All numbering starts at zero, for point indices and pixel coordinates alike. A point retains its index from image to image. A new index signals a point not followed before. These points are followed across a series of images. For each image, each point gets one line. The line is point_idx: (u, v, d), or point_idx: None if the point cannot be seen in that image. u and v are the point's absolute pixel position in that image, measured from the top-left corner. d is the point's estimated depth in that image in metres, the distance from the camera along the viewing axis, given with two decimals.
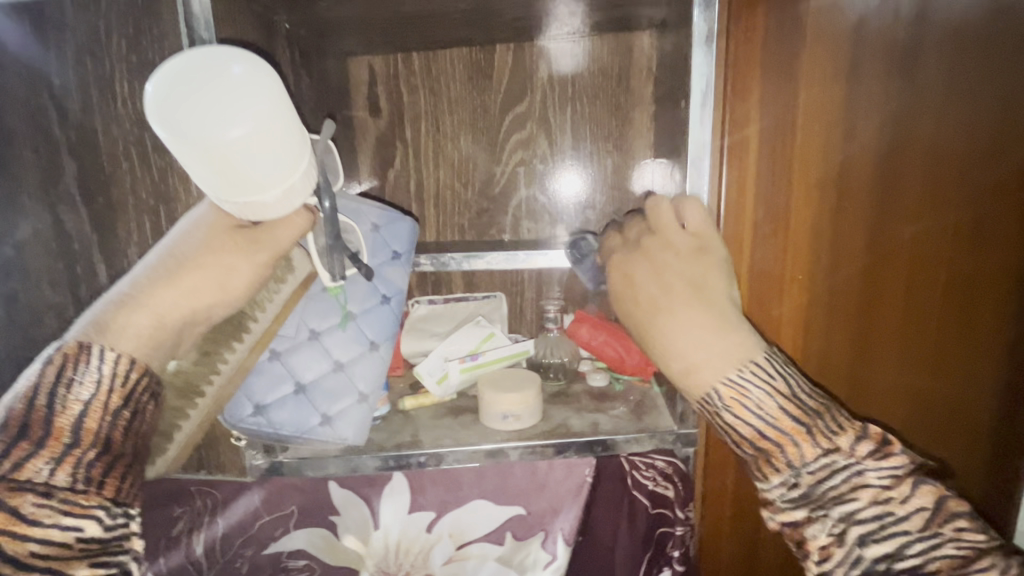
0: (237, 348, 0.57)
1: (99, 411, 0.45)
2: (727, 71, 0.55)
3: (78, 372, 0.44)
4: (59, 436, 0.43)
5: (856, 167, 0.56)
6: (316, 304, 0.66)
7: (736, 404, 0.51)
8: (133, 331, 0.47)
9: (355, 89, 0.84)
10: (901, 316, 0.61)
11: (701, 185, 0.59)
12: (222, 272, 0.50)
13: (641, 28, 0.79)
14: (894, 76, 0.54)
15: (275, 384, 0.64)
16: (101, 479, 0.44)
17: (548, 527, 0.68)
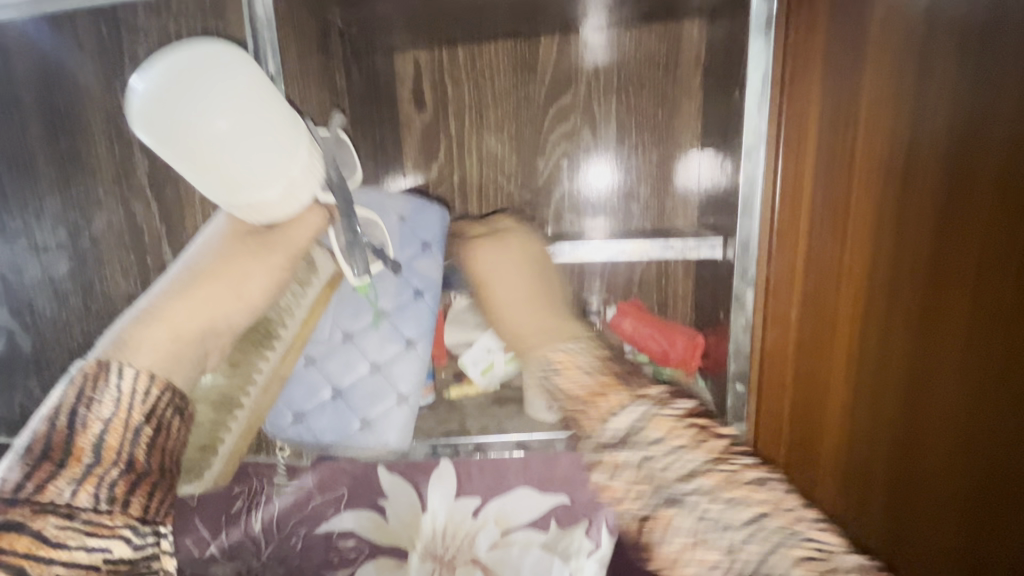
0: (270, 354, 0.59)
1: (120, 429, 0.42)
2: (788, 58, 0.53)
3: (99, 392, 0.43)
4: (83, 459, 0.40)
5: (922, 156, 0.54)
6: (345, 305, 0.66)
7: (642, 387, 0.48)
8: (150, 345, 0.46)
9: (400, 83, 0.86)
10: (966, 322, 0.57)
11: (757, 173, 0.57)
12: (222, 289, 0.49)
13: (691, 17, 0.77)
14: (966, 62, 0.52)
15: (310, 391, 0.65)
16: (127, 498, 0.40)
17: (592, 514, 0.70)
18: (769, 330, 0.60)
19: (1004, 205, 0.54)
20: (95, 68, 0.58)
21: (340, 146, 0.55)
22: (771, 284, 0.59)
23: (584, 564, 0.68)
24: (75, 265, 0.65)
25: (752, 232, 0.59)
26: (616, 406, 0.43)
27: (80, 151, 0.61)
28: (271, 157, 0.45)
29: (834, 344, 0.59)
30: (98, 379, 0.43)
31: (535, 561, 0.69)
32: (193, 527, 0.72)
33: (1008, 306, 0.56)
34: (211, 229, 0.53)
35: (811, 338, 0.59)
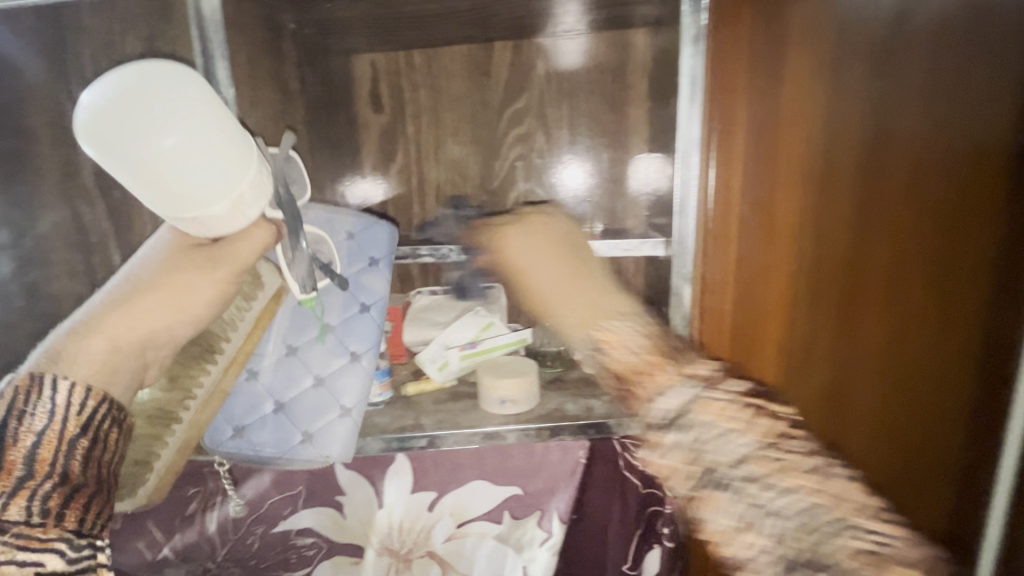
0: (212, 369, 0.59)
1: (56, 441, 0.42)
2: (716, 67, 0.59)
3: (31, 403, 0.42)
4: (15, 471, 0.39)
5: (837, 166, 0.57)
6: (294, 317, 0.66)
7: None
8: (87, 357, 0.46)
9: (357, 85, 0.86)
10: (881, 324, 0.58)
11: (692, 176, 0.63)
12: (160, 305, 0.50)
13: (636, 26, 0.81)
14: (871, 77, 0.54)
15: (253, 404, 0.66)
16: (60, 510, 0.39)
17: (544, 506, 0.72)
18: (706, 325, 0.65)
19: (919, 212, 0.54)
20: (46, 67, 0.57)
21: (290, 163, 0.56)
22: (707, 282, 0.65)
23: (537, 553, 0.72)
24: (16, 266, 0.62)
25: (687, 229, 0.65)
26: None
27: (19, 149, 0.59)
28: (191, 160, 0.43)
29: (766, 335, 0.63)
30: (33, 393, 0.43)
31: (490, 551, 0.71)
32: (145, 529, 0.71)
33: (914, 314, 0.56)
34: (154, 242, 0.53)
35: (745, 332, 0.64)
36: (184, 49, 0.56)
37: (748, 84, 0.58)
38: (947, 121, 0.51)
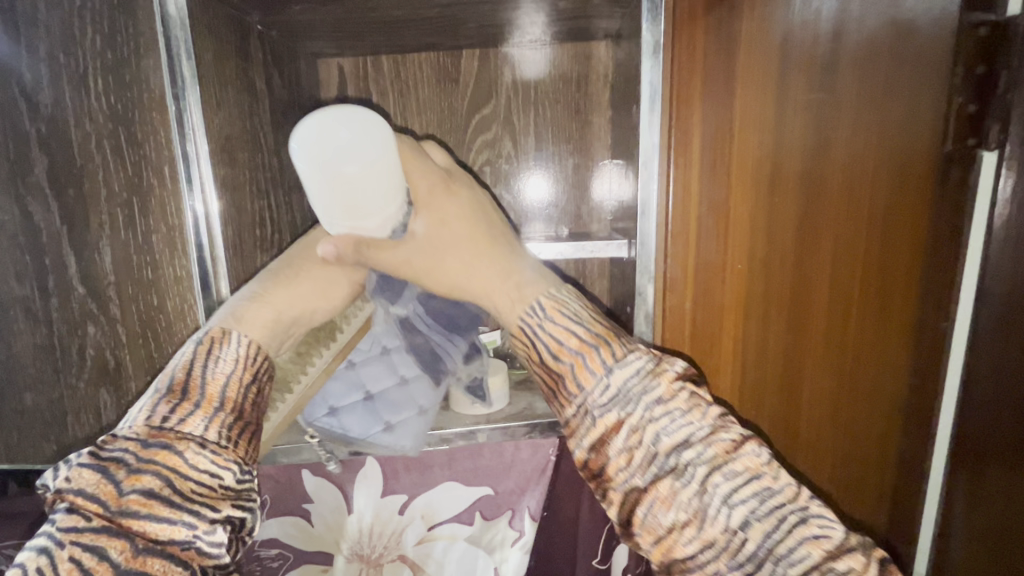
0: (324, 354, 0.60)
1: (236, 385, 0.48)
2: (673, 75, 0.61)
3: (220, 353, 0.48)
4: (212, 403, 0.46)
5: (787, 169, 0.62)
6: (388, 326, 0.65)
7: (555, 312, 0.52)
8: (256, 323, 0.51)
9: (324, 88, 0.87)
10: (830, 301, 0.66)
11: (652, 183, 0.64)
12: (319, 287, 0.53)
13: (598, 39, 0.84)
14: (814, 88, 0.61)
15: (348, 388, 0.67)
16: (236, 439, 0.46)
17: (515, 506, 0.72)
18: (666, 321, 0.66)
19: (852, 203, 0.64)
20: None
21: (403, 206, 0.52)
22: (667, 280, 0.65)
23: (509, 553, 0.72)
24: None
25: (650, 232, 0.65)
26: (616, 355, 0.50)
27: None
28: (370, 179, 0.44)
29: (725, 336, 0.66)
30: (216, 343, 0.48)
31: (461, 552, 0.72)
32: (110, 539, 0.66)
33: (855, 289, 0.66)
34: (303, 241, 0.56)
35: (703, 327, 0.66)
36: (147, 47, 0.54)
37: (706, 92, 0.60)
38: (873, 127, 0.62)
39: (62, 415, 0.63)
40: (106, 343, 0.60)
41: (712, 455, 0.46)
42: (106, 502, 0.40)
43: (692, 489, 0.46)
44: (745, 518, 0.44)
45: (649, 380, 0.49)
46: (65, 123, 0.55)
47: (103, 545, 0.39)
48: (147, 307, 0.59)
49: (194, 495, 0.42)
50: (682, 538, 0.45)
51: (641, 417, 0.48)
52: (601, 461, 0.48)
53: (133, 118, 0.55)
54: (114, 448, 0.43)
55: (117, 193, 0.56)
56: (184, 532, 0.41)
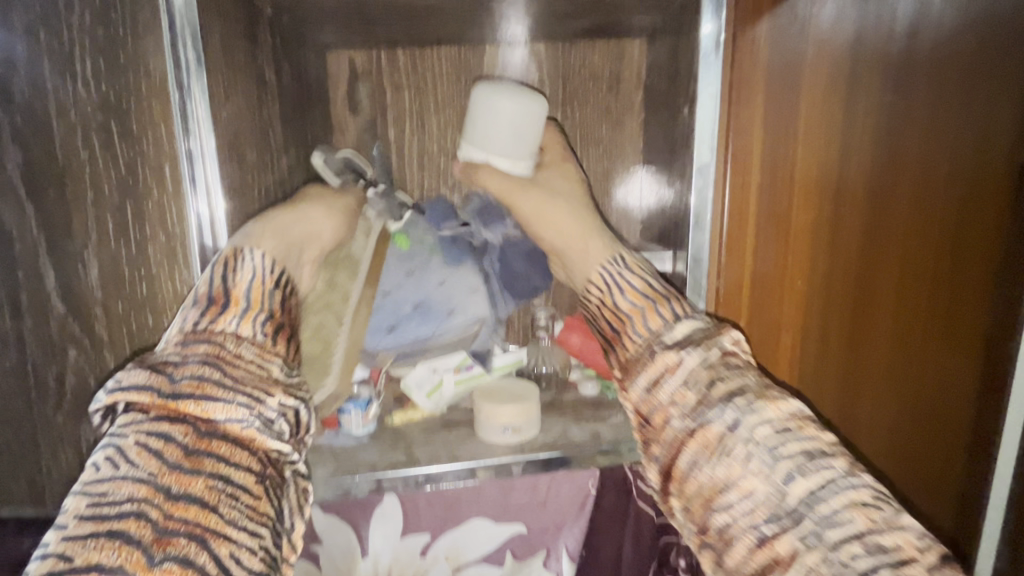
0: (353, 282, 0.64)
1: (260, 289, 0.45)
2: (733, 75, 0.55)
3: (235, 266, 0.45)
4: (239, 303, 0.43)
5: (852, 177, 0.58)
6: (399, 254, 0.69)
7: (635, 268, 0.56)
8: (265, 236, 0.48)
9: (333, 83, 0.80)
10: (894, 317, 0.62)
11: (707, 191, 0.58)
12: (321, 211, 0.53)
13: (633, 36, 0.78)
14: (884, 91, 0.56)
15: (392, 313, 0.67)
16: (274, 336, 0.44)
17: (551, 544, 0.68)
18: None
19: (923, 213, 0.59)
20: None
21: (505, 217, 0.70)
22: (721, 296, 0.60)
23: None
24: None
25: (703, 246, 0.60)
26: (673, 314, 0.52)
27: None
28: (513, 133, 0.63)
29: (781, 355, 0.62)
30: (232, 259, 0.45)
31: None
32: None
33: (925, 306, 0.62)
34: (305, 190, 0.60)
35: (759, 345, 0.61)
36: (148, 26, 0.46)
37: (771, 93, 0.55)
38: (948, 132, 0.58)
39: (33, 453, 0.54)
40: (90, 369, 0.52)
41: (762, 408, 0.44)
42: (159, 390, 0.37)
43: (739, 436, 0.43)
44: (789, 472, 0.41)
45: (708, 333, 0.50)
46: (44, 114, 0.47)
47: (165, 430, 0.36)
48: (140, 328, 0.51)
49: (244, 383, 0.39)
50: (723, 486, 0.42)
51: (694, 362, 0.48)
52: (651, 404, 0.48)
53: (128, 109, 0.47)
54: (155, 357, 0.40)
55: (106, 196, 0.48)
56: (243, 412, 0.38)
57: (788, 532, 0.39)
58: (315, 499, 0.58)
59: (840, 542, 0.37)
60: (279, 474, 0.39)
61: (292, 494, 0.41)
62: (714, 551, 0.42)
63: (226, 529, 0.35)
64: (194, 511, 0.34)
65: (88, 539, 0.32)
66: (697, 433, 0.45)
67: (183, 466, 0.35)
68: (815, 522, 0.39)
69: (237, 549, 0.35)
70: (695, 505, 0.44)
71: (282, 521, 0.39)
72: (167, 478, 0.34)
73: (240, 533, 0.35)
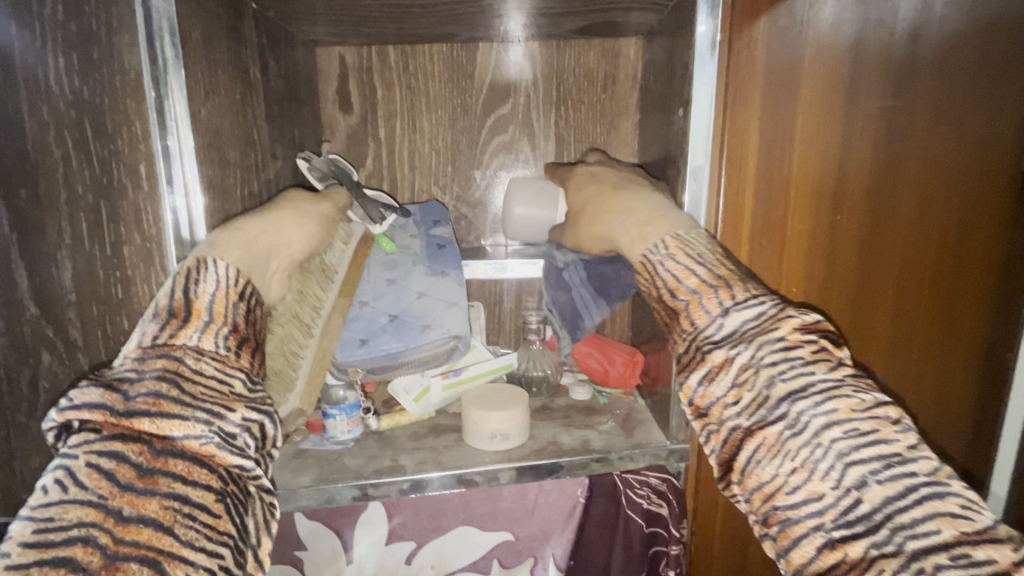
0: (327, 291, 0.61)
1: (223, 302, 0.44)
2: (731, 77, 0.54)
3: (199, 276, 0.44)
4: (199, 316, 0.42)
5: (851, 181, 0.57)
6: (381, 262, 0.68)
7: (680, 252, 0.50)
8: (228, 246, 0.47)
9: (323, 81, 0.79)
10: (891, 322, 0.61)
11: (701, 194, 0.57)
12: (290, 218, 0.53)
13: (628, 36, 0.77)
14: (886, 92, 0.55)
15: (369, 322, 0.63)
16: (238, 349, 0.43)
17: (539, 553, 0.67)
18: None
19: (920, 216, 0.59)
20: None
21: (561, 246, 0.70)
22: None
23: None
24: None
25: None
26: (729, 299, 0.46)
27: None
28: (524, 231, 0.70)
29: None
30: (196, 269, 0.44)
31: None
32: None
33: (920, 308, 0.61)
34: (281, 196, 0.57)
35: None
36: (122, 21, 0.45)
37: (769, 95, 0.54)
38: (946, 135, 0.57)
39: (6, 459, 0.53)
40: (65, 374, 0.50)
41: (833, 409, 0.40)
42: (112, 408, 0.36)
43: (804, 438, 0.40)
44: (862, 478, 0.38)
45: (769, 324, 0.44)
46: (16, 109, 0.45)
47: (118, 450, 0.35)
48: (116, 332, 0.49)
49: (203, 398, 0.38)
50: (786, 485, 0.40)
51: (752, 358, 0.43)
52: (706, 399, 0.45)
53: (103, 105, 0.45)
54: (110, 374, 0.39)
55: (80, 194, 0.46)
56: (202, 428, 0.37)
57: (862, 541, 0.37)
58: (295, 508, 0.56)
59: (923, 552, 0.35)
60: (241, 491, 0.38)
61: (257, 510, 0.39)
62: (778, 552, 0.40)
63: (183, 551, 0.34)
64: (147, 534, 0.33)
65: (32, 568, 0.30)
66: (756, 432, 0.42)
67: (136, 488, 0.34)
68: (896, 536, 0.36)
69: (194, 571, 0.34)
70: (756, 500, 0.42)
71: (247, 537, 0.38)
72: (119, 501, 0.33)
73: (197, 555, 0.34)
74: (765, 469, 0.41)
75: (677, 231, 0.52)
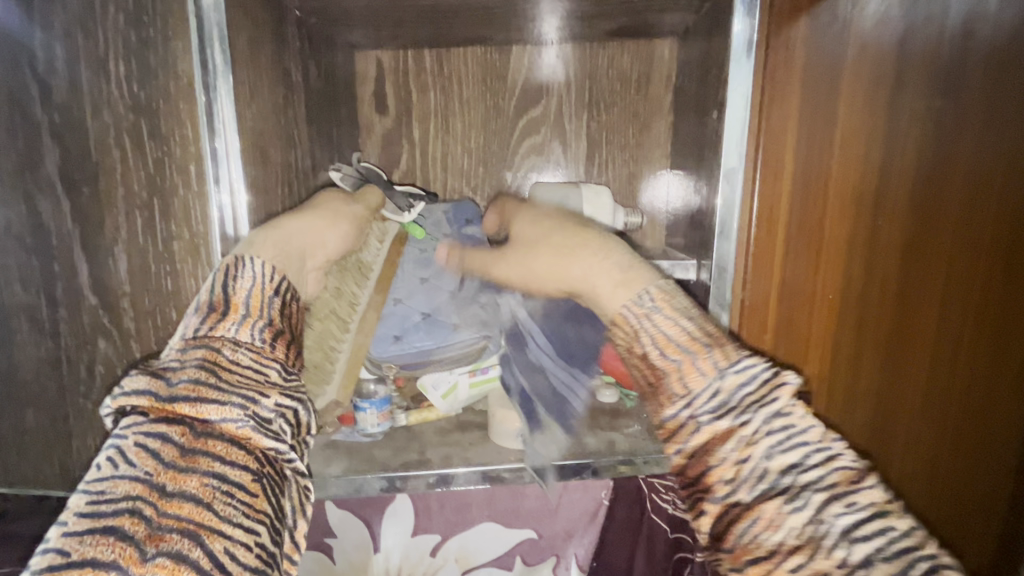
0: (362, 287, 0.63)
1: (259, 295, 0.46)
2: (767, 81, 0.53)
3: (238, 272, 0.46)
4: (236, 309, 0.44)
5: (895, 175, 0.54)
6: (415, 259, 0.69)
7: (666, 305, 0.44)
8: (267, 246, 0.49)
9: (361, 84, 0.81)
10: (951, 309, 0.58)
11: (735, 197, 0.57)
12: (326, 219, 0.56)
13: (663, 36, 0.76)
14: (930, 83, 0.52)
15: (403, 320, 0.65)
16: (273, 342, 0.44)
17: (561, 553, 0.67)
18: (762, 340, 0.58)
19: (974, 199, 0.55)
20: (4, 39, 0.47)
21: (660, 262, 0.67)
22: (746, 309, 0.58)
23: None
24: None
25: (729, 256, 0.58)
26: (727, 358, 0.41)
27: None
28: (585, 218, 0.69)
29: (825, 361, 0.58)
30: (234, 267, 0.46)
31: None
32: None
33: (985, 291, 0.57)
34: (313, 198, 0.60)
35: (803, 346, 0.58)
36: (177, 30, 0.48)
37: (803, 92, 0.52)
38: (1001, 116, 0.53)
39: (65, 437, 0.57)
40: (118, 360, 0.54)
41: (832, 481, 0.36)
42: (157, 393, 0.38)
43: (806, 515, 0.35)
44: (867, 556, 0.33)
45: (767, 390, 0.39)
46: (81, 112, 0.48)
47: (162, 432, 0.37)
48: (164, 322, 0.52)
49: (240, 386, 0.40)
50: (786, 562, 0.35)
51: (757, 430, 0.38)
52: (706, 472, 0.38)
53: (158, 108, 0.48)
54: (158, 364, 0.41)
55: (135, 193, 0.49)
56: (238, 412, 0.38)
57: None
58: (325, 496, 0.58)
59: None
60: (277, 474, 0.40)
61: (293, 494, 0.41)
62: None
63: (222, 526, 0.35)
64: (188, 509, 0.34)
65: (85, 536, 0.32)
66: (753, 510, 0.36)
67: (178, 465, 0.36)
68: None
69: (232, 545, 0.35)
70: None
71: (282, 519, 0.39)
72: (164, 477, 0.35)
73: (234, 530, 0.35)
74: (764, 539, 0.36)
75: (656, 281, 0.46)
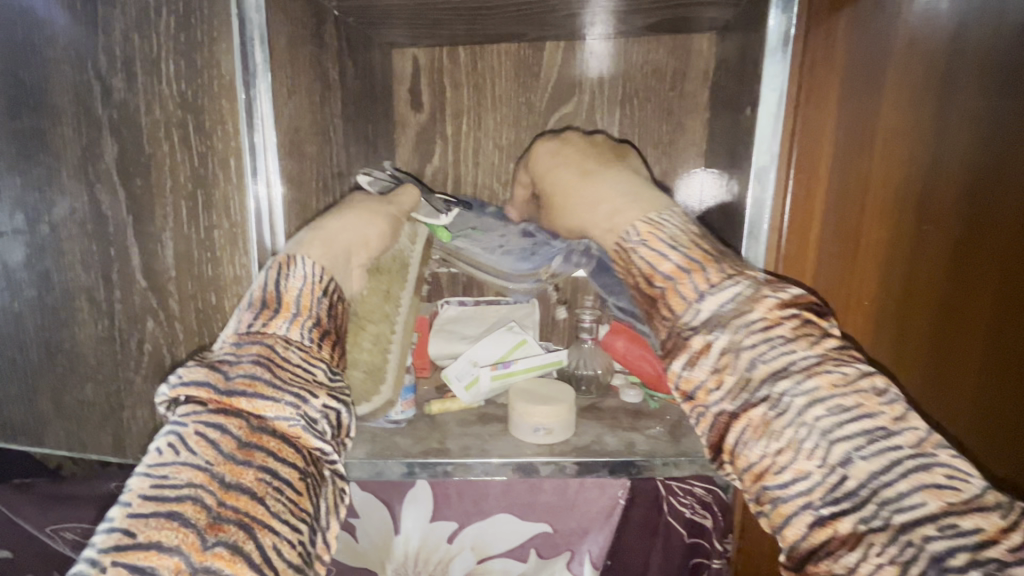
0: (405, 289, 0.65)
1: (309, 296, 0.49)
2: (805, 76, 0.51)
3: (288, 275, 0.49)
4: (287, 307, 0.47)
5: (950, 140, 0.50)
6: (477, 241, 0.75)
7: (652, 238, 0.53)
8: (312, 247, 0.52)
9: (397, 81, 0.83)
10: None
11: (766, 196, 0.55)
12: (364, 217, 0.58)
13: (702, 31, 0.74)
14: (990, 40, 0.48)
15: (520, 252, 0.73)
16: (320, 341, 0.47)
17: (575, 548, 0.68)
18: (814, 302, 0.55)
19: None
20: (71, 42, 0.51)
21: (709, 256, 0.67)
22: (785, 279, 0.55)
23: None
24: (32, 253, 0.57)
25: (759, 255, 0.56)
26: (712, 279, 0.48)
27: (42, 128, 0.54)
28: None
29: (877, 319, 0.54)
30: (286, 265, 0.50)
31: None
32: None
33: None
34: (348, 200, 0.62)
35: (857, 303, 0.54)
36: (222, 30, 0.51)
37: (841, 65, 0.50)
38: None
39: (118, 408, 0.62)
40: (163, 338, 0.58)
41: (815, 387, 0.40)
42: (214, 386, 0.41)
43: (787, 419, 0.40)
44: (845, 454, 0.37)
45: (744, 304, 0.45)
46: (136, 109, 0.52)
47: (221, 424, 0.39)
48: (205, 305, 0.56)
49: (289, 385, 0.42)
50: (774, 467, 0.40)
51: (732, 343, 0.44)
52: (690, 383, 0.45)
53: (203, 105, 0.51)
54: (212, 357, 0.44)
55: (182, 184, 0.53)
56: (291, 411, 0.41)
57: (849, 518, 0.36)
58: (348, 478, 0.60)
59: (910, 526, 0.34)
60: (319, 474, 0.42)
61: (329, 493, 0.42)
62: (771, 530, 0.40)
63: (271, 520, 0.36)
64: (243, 500, 0.36)
65: (149, 517, 0.33)
66: (741, 415, 0.42)
67: (236, 457, 0.38)
68: (883, 511, 0.35)
69: (280, 540, 0.36)
70: (748, 481, 0.41)
71: (319, 518, 0.40)
72: (222, 468, 0.37)
73: (282, 526, 0.37)
74: (754, 452, 0.41)
75: (649, 215, 0.55)
